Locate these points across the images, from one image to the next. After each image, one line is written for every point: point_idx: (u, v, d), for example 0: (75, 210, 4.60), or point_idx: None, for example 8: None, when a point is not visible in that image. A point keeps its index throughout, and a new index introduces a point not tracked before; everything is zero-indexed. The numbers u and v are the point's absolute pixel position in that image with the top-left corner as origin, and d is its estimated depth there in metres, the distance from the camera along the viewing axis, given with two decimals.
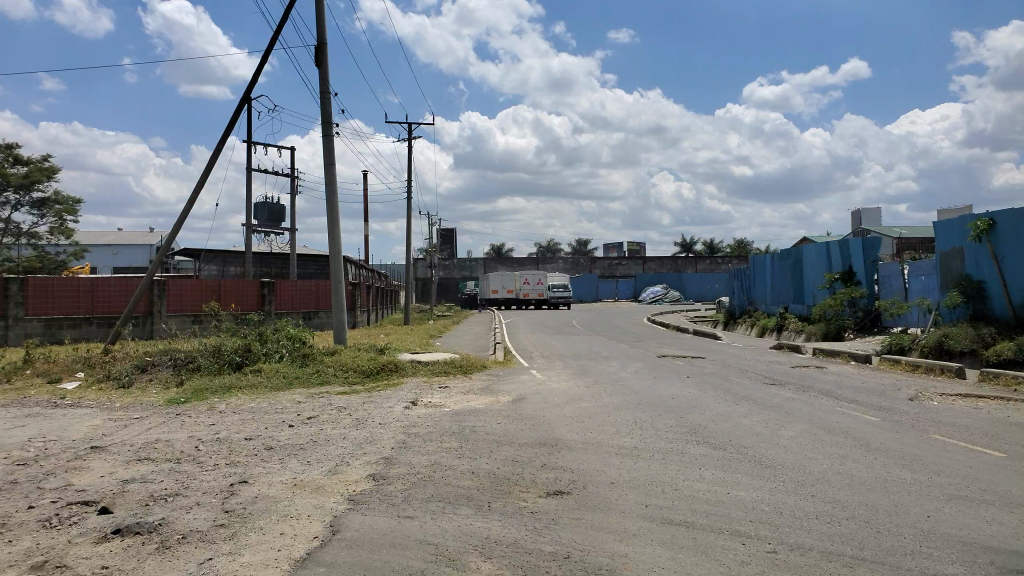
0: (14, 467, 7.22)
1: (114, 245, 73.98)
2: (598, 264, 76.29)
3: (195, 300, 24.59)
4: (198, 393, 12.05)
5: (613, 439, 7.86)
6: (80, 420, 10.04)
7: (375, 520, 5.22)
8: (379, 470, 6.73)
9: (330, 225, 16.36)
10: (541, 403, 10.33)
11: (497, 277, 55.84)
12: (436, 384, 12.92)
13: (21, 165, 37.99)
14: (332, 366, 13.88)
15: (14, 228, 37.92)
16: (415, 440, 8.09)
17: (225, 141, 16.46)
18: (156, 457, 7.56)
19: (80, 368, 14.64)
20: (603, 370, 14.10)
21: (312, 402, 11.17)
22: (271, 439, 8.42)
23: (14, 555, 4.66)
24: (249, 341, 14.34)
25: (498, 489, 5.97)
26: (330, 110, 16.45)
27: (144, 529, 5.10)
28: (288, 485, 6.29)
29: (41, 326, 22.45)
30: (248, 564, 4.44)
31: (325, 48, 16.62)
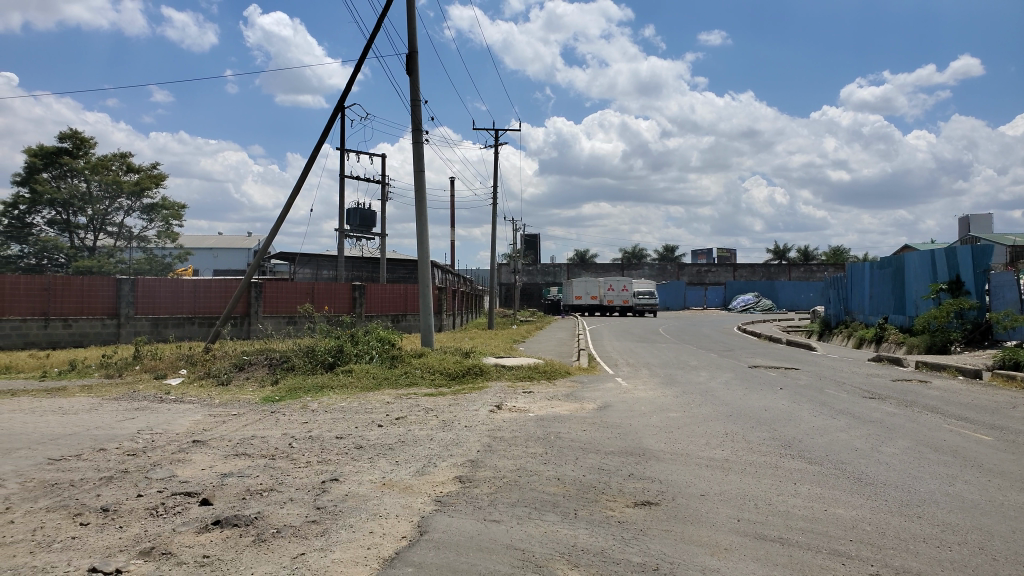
0: (125, 457, 7.64)
1: (216, 249, 77.79)
2: (686, 271, 75.01)
3: (290, 303, 25.51)
4: (293, 392, 12.45)
5: (703, 451, 7.67)
6: (184, 415, 10.54)
7: (461, 522, 5.24)
8: (465, 473, 6.77)
9: (419, 230, 16.64)
10: (627, 412, 10.19)
11: (582, 283, 55.55)
12: (521, 389, 12.94)
13: (133, 173, 40.35)
14: (420, 369, 14.08)
15: (126, 232, 40.32)
16: (501, 444, 8.11)
17: (319, 148, 17.02)
18: (253, 452, 7.85)
19: (183, 365, 15.35)
20: (692, 380, 13.79)
21: (401, 403, 11.38)
22: (361, 438, 8.62)
23: (124, 540, 4.93)
24: (341, 342, 14.73)
25: (585, 497, 5.91)
26: (420, 117, 16.77)
27: (242, 521, 5.29)
28: (377, 484, 6.42)
29: (149, 325, 23.75)
30: (339, 561, 4.53)
31: (416, 56, 16.97)
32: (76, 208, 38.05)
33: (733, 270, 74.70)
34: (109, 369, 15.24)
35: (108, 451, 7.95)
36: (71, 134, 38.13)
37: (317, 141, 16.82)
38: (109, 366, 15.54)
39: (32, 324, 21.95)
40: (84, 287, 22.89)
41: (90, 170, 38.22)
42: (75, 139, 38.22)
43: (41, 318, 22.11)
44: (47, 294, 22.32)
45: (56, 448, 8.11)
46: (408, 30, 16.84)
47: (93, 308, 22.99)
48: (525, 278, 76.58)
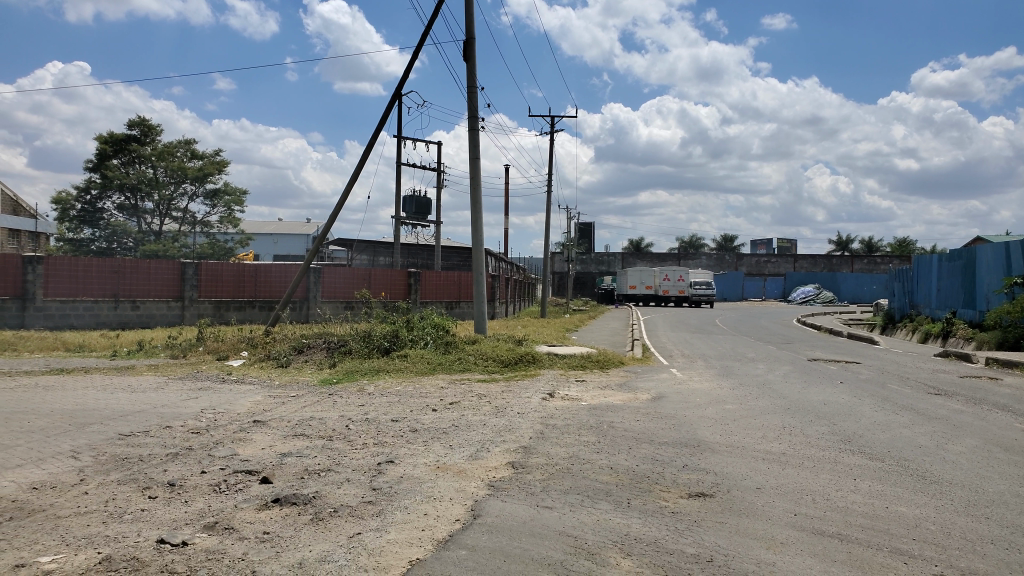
0: (189, 435, 7.91)
1: (276, 235, 79.74)
2: (745, 262, 73.63)
3: (347, 288, 25.99)
4: (350, 375, 12.70)
5: (759, 444, 7.55)
6: (245, 395, 10.87)
7: (514, 507, 5.27)
8: (518, 459, 6.81)
9: (474, 217, 16.73)
10: (682, 403, 10.09)
11: (636, 273, 55.12)
12: (574, 377, 12.95)
13: (197, 160, 41.46)
14: (474, 355, 14.17)
15: (190, 218, 41.51)
16: (554, 431, 8.12)
17: (377, 135, 17.22)
18: (311, 433, 8.04)
19: (244, 347, 15.76)
20: (749, 372, 13.55)
21: (455, 388, 11.51)
22: (415, 421, 8.74)
23: (189, 514, 5.10)
24: (397, 327, 14.90)
25: (638, 487, 5.88)
26: (476, 103, 16.80)
27: (300, 500, 5.42)
28: (431, 467, 6.50)
29: (212, 308, 24.47)
30: (394, 541, 4.61)
31: (473, 42, 17.00)
32: (143, 193, 39.37)
33: (793, 261, 73.13)
34: (175, 350, 15.78)
35: (174, 429, 8.24)
36: (140, 122, 39.37)
37: (376, 129, 17.03)
38: (174, 347, 16.07)
39: (103, 305, 22.83)
40: (151, 271, 23.70)
41: (157, 157, 39.39)
42: (144, 127, 39.49)
43: (111, 299, 22.97)
44: (116, 277, 23.17)
45: (127, 424, 8.45)
46: (466, 17, 16.87)
47: (160, 291, 23.80)
48: (579, 266, 76.41)
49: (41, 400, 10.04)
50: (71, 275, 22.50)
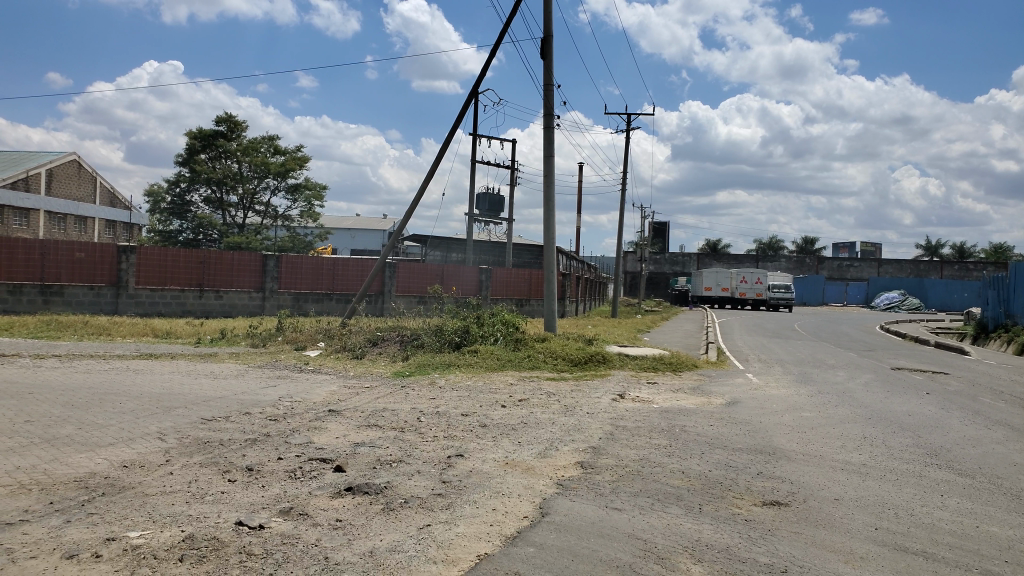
0: (268, 421, 8.17)
1: (353, 229, 81.54)
2: (826, 265, 71.45)
3: (420, 283, 26.39)
4: (422, 368, 12.89)
5: (838, 453, 7.30)
6: (321, 385, 11.17)
7: (582, 507, 5.25)
8: (588, 459, 6.76)
9: (546, 216, 16.69)
10: (757, 409, 9.86)
11: (713, 274, 54.16)
12: (646, 379, 12.81)
13: (280, 155, 42.55)
14: (543, 353, 14.15)
15: (272, 211, 42.73)
16: (623, 433, 8.04)
17: (453, 133, 17.41)
18: (384, 424, 8.18)
19: (321, 338, 16.15)
20: (828, 379, 13.10)
21: (524, 384, 11.55)
22: (485, 416, 8.80)
23: (266, 498, 5.26)
24: (468, 323, 14.98)
25: (710, 493, 5.76)
26: (552, 100, 16.76)
27: (372, 489, 5.52)
28: (500, 463, 6.53)
29: (291, 299, 25.20)
30: (464, 534, 4.65)
31: (551, 40, 16.97)
32: (228, 186, 40.88)
33: (877, 265, 70.55)
34: (255, 339, 16.32)
35: (253, 415, 8.53)
36: (226, 118, 40.84)
37: (452, 127, 17.20)
38: (254, 337, 16.61)
39: (188, 294, 23.83)
40: (235, 262, 24.54)
41: (242, 152, 40.73)
42: (230, 122, 40.94)
43: (196, 289, 23.95)
44: (202, 268, 24.11)
45: (209, 409, 8.81)
46: (544, 14, 16.84)
47: (242, 281, 24.66)
48: (653, 266, 75.55)
49: (131, 383, 10.56)
50: (161, 265, 23.54)
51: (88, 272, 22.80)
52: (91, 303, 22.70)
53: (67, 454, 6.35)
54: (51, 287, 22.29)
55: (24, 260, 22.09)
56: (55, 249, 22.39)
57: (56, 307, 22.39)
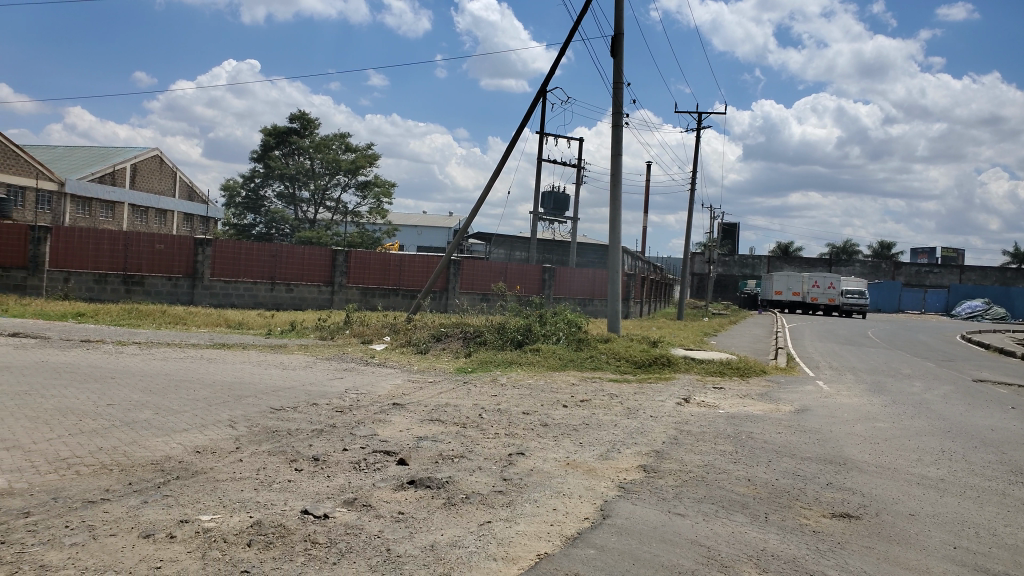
0: (334, 413, 8.34)
1: (419, 227, 82.62)
2: (904, 271, 68.94)
3: (484, 281, 26.54)
4: (484, 365, 12.96)
5: (914, 467, 7.00)
6: (386, 378, 11.36)
7: (645, 511, 5.18)
8: (650, 463, 6.67)
9: (612, 216, 16.54)
10: (827, 417, 9.54)
11: (784, 278, 53.32)
12: (712, 384, 12.53)
13: (351, 152, 43.22)
14: (606, 354, 14.02)
15: (342, 208, 43.52)
16: (687, 438, 7.89)
17: (520, 132, 17.41)
18: (446, 419, 8.24)
19: (387, 332, 16.39)
20: (903, 390, 12.58)
21: (586, 385, 11.48)
22: (547, 416, 8.77)
23: (331, 489, 5.36)
24: (531, 322, 14.96)
25: (777, 502, 5.60)
26: (621, 99, 16.60)
27: (434, 484, 5.57)
28: (561, 463, 6.50)
29: (358, 294, 25.65)
30: (524, 533, 4.64)
31: (621, 38, 16.81)
32: (300, 182, 42.09)
33: (960, 273, 67.79)
34: (324, 332, 16.71)
35: (320, 406, 8.72)
36: (300, 116, 41.92)
37: (519, 125, 17.20)
38: (323, 329, 16.98)
39: (261, 286, 24.54)
40: (306, 256, 25.13)
41: (314, 149, 41.66)
42: (303, 120, 42.03)
43: (268, 281, 24.63)
44: (275, 261, 24.77)
45: (279, 398, 9.04)
46: (615, 12, 16.70)
47: (312, 275, 25.22)
48: (721, 268, 74.46)
49: (204, 371, 10.92)
50: (235, 258, 24.31)
51: (167, 263, 23.74)
52: (169, 293, 23.64)
53: (145, 437, 6.61)
54: (133, 277, 23.32)
55: (109, 251, 23.16)
56: (137, 240, 23.37)
57: (138, 296, 23.41)
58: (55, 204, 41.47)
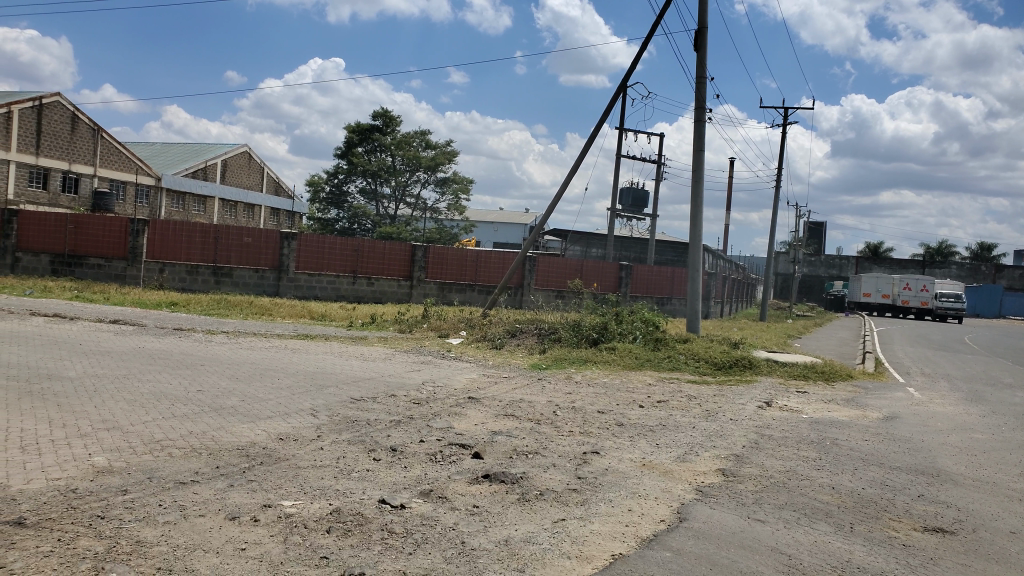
0: (411, 404, 8.47)
1: (497, 223, 83.27)
2: (1006, 275, 65.59)
3: (560, 278, 26.50)
4: (559, 362, 12.94)
5: (1016, 482, 6.59)
6: (462, 372, 11.46)
7: (723, 516, 5.05)
8: (729, 467, 6.50)
9: (693, 213, 16.23)
10: (920, 426, 9.10)
11: (873, 280, 51.28)
12: (795, 388, 12.13)
13: (431, 149, 43.79)
14: (685, 355, 13.76)
15: (421, 203, 44.20)
16: (769, 443, 7.66)
17: (599, 128, 17.24)
18: (521, 415, 8.26)
19: (463, 326, 16.53)
20: (1003, 400, 11.90)
21: (664, 386, 11.29)
22: (622, 416, 8.67)
23: (407, 480, 5.43)
24: (607, 320, 14.81)
25: (864, 512, 5.37)
26: (704, 94, 16.25)
27: (509, 479, 5.58)
28: (637, 463, 6.41)
29: (436, 288, 25.96)
30: (598, 532, 4.59)
31: (705, 32, 16.45)
32: (382, 179, 42.82)
33: None
34: (402, 325, 17.00)
35: (398, 397, 8.86)
36: (382, 113, 42.72)
37: (598, 122, 17.03)
38: (402, 322, 17.30)
39: (343, 280, 25.18)
40: (386, 251, 25.58)
41: (395, 146, 42.45)
42: (386, 118, 42.81)
43: (350, 275, 25.24)
44: (356, 255, 25.33)
45: (359, 389, 9.22)
46: (699, 5, 16.36)
47: (391, 269, 25.67)
48: (806, 268, 72.17)
49: (287, 361, 11.26)
50: (319, 251, 24.98)
51: (254, 255, 24.60)
52: (256, 285, 24.52)
53: (232, 423, 6.85)
54: (223, 269, 24.28)
55: (200, 244, 24.14)
56: (227, 233, 24.29)
57: (227, 287, 24.36)
58: (152, 198, 43.48)
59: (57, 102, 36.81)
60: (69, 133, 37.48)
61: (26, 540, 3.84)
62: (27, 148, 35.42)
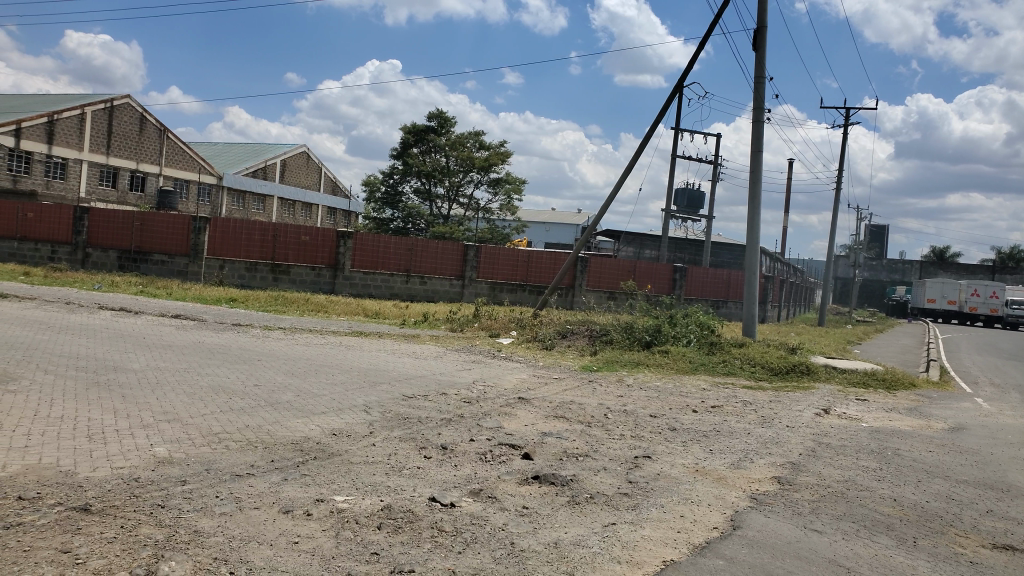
0: (462, 403, 8.50)
1: (549, 223, 83.19)
2: None
3: (612, 279, 26.31)
4: (610, 364, 12.84)
5: None
6: (512, 372, 11.47)
7: (779, 525, 4.92)
8: (785, 475, 6.34)
9: (750, 216, 15.92)
10: (989, 439, 8.73)
11: (938, 286, 49.38)
12: (854, 395, 11.79)
13: (485, 150, 43.92)
14: (740, 359, 13.50)
15: (474, 204, 44.37)
16: (828, 451, 7.45)
17: (654, 129, 17.05)
18: (571, 417, 8.21)
19: (513, 326, 16.54)
20: None
21: (718, 391, 11.10)
22: (675, 420, 8.55)
23: (457, 478, 5.44)
24: (661, 322, 14.64)
25: (928, 527, 5.17)
26: (763, 94, 15.93)
27: (558, 480, 5.54)
28: (690, 469, 6.30)
29: (487, 288, 26.03)
30: (649, 538, 4.52)
31: (764, 31, 16.13)
32: (436, 179, 43.15)
33: None
34: (454, 324, 17.11)
35: (449, 396, 8.91)
36: (437, 114, 43.08)
37: (653, 123, 16.84)
38: (453, 321, 17.41)
39: (396, 278, 25.46)
40: (439, 250, 25.76)
41: (449, 147, 42.75)
42: (441, 119, 43.15)
43: (403, 274, 25.50)
44: (409, 255, 25.57)
45: (411, 387, 9.30)
46: (758, 4, 16.04)
47: (444, 269, 25.84)
48: (867, 272, 70.22)
49: (341, 357, 11.42)
50: (374, 250, 25.32)
51: (311, 253, 25.05)
52: (312, 282, 24.99)
53: (287, 418, 6.97)
54: (281, 266, 24.81)
55: (259, 241, 24.69)
56: (285, 231, 24.79)
57: (284, 284, 24.89)
58: (213, 197, 44.69)
59: (127, 104, 38.14)
60: (137, 134, 38.78)
61: (91, 526, 3.97)
62: (98, 148, 36.78)
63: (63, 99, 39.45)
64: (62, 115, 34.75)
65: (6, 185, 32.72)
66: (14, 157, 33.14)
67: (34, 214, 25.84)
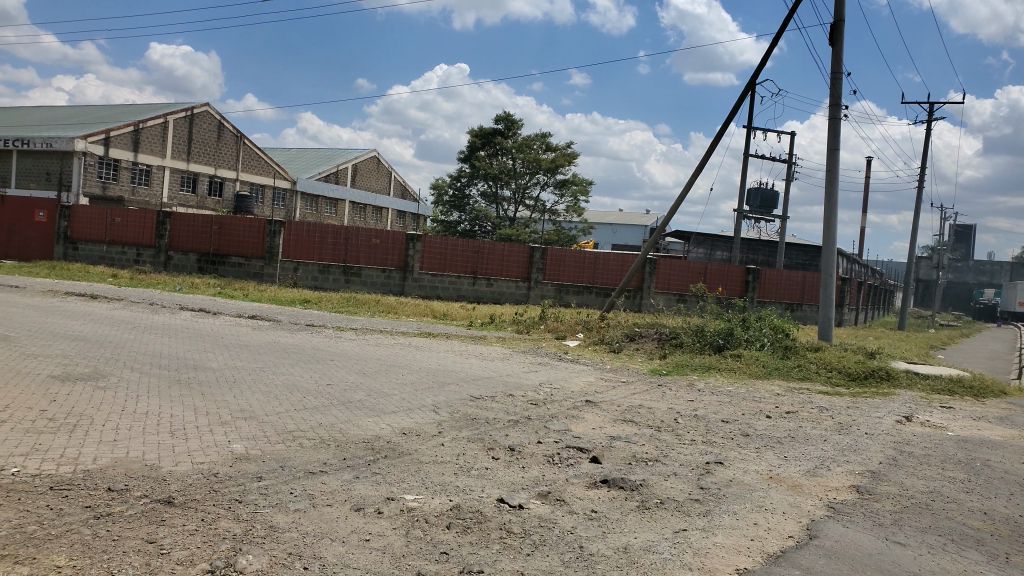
0: (529, 405, 8.48)
1: (615, 224, 82.59)
2: None
3: (681, 281, 25.90)
4: (680, 368, 12.65)
5: None
6: (579, 375, 11.41)
7: (858, 536, 4.74)
8: (865, 484, 6.11)
9: (826, 216, 15.43)
10: None
11: None
12: (938, 403, 11.29)
13: (551, 151, 43.86)
14: (816, 364, 13.09)
15: (540, 206, 44.38)
16: (910, 460, 7.14)
17: (725, 128, 16.70)
18: (640, 421, 8.10)
19: (580, 328, 16.44)
20: None
21: (792, 396, 10.79)
22: (748, 426, 8.34)
23: (525, 480, 5.44)
24: (732, 326, 14.33)
25: (1022, 543, 4.89)
26: (839, 90, 15.44)
27: (627, 485, 5.47)
28: (763, 476, 6.13)
29: (554, 290, 25.98)
30: (721, 545, 4.42)
31: (841, 25, 15.63)
32: (503, 181, 43.39)
33: None
34: (520, 325, 17.15)
35: (516, 397, 8.92)
36: (505, 117, 43.31)
37: (724, 122, 16.51)
38: (520, 323, 17.45)
39: (463, 280, 25.68)
40: (505, 252, 25.86)
41: (516, 149, 42.89)
42: (508, 121, 43.37)
43: (470, 275, 25.70)
44: (476, 257, 25.75)
45: (479, 388, 9.34)
46: None
47: (510, 270, 25.93)
48: (952, 275, 67.21)
49: (409, 358, 11.58)
50: (442, 252, 25.59)
51: (381, 256, 25.50)
52: (383, 284, 25.42)
53: (359, 417, 7.10)
54: (353, 268, 25.34)
55: (331, 244, 25.25)
56: (356, 234, 25.30)
57: (356, 286, 25.40)
58: (287, 202, 45.98)
59: (206, 112, 39.64)
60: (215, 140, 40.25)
61: (174, 518, 4.11)
62: (180, 155, 38.32)
63: (148, 109, 41.22)
64: (147, 123, 36.23)
65: (97, 192, 34.06)
66: (104, 165, 34.45)
67: (121, 218, 27.08)
